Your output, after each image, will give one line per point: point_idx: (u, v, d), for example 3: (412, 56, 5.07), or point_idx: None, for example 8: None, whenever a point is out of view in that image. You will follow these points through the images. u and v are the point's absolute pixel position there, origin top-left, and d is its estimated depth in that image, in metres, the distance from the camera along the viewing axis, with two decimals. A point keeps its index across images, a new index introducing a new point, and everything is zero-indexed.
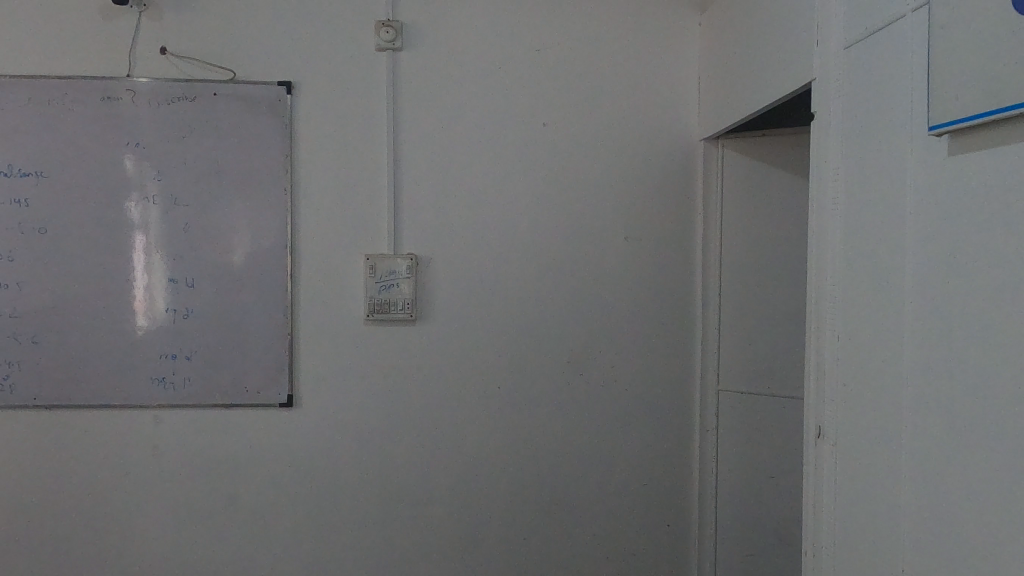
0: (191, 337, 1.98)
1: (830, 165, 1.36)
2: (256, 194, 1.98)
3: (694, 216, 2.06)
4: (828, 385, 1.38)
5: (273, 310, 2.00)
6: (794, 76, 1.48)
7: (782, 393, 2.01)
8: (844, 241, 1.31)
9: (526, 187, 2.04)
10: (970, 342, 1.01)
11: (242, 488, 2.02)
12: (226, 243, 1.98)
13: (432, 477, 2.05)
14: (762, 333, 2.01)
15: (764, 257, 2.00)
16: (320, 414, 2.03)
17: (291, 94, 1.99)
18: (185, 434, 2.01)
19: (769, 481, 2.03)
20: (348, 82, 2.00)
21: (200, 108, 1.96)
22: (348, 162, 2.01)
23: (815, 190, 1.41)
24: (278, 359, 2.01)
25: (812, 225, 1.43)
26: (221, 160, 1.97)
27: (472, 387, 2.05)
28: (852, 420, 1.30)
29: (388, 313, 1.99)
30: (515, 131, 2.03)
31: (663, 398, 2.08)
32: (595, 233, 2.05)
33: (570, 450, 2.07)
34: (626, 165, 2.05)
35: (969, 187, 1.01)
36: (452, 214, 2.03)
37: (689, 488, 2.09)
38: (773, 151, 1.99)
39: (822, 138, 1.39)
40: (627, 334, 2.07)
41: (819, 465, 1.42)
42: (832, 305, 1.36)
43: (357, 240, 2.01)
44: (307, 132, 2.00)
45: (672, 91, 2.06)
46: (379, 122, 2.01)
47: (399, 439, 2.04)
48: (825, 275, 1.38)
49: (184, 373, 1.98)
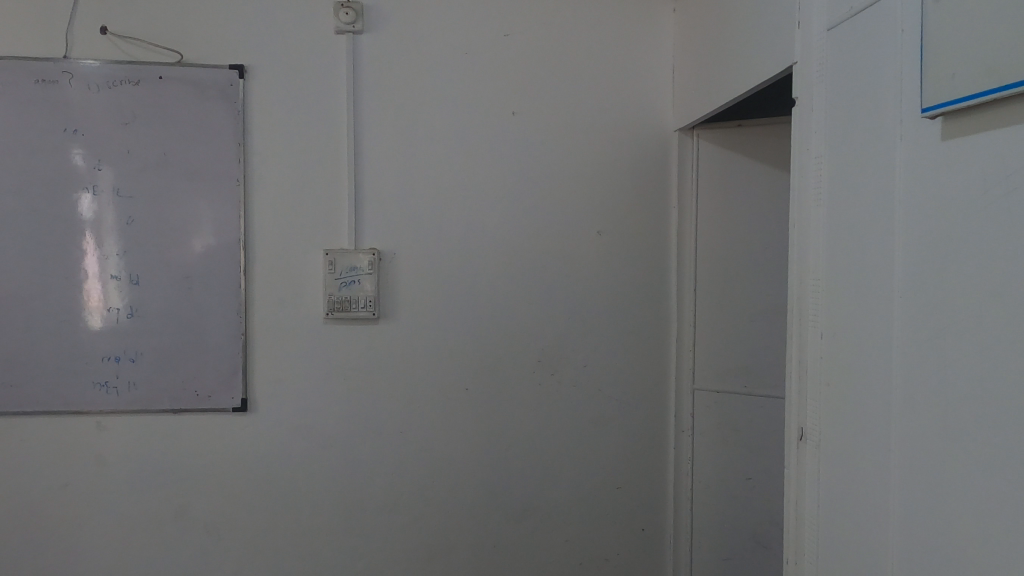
0: (136, 338, 1.86)
1: (813, 154, 1.26)
2: (206, 186, 1.86)
3: (671, 209, 1.96)
4: (810, 388, 1.28)
5: (225, 309, 1.88)
6: (774, 59, 1.38)
7: (759, 390, 1.90)
8: (827, 234, 1.22)
9: (494, 178, 1.93)
10: (964, 347, 0.91)
11: (193, 497, 1.91)
12: (175, 238, 1.86)
13: (396, 484, 1.94)
14: (742, 331, 1.91)
15: (745, 251, 1.90)
16: (276, 419, 1.91)
17: (243, 79, 1.86)
18: (130, 440, 1.89)
19: (746, 484, 1.92)
20: (305, 67, 1.88)
21: (145, 93, 1.83)
22: (305, 152, 1.89)
23: (797, 180, 1.31)
24: (230, 361, 1.89)
25: (793, 218, 1.32)
26: (168, 148, 1.84)
27: (438, 389, 1.94)
28: (835, 425, 1.20)
29: (348, 312, 1.88)
30: (482, 120, 1.92)
31: (638, 398, 1.98)
32: (567, 227, 1.95)
33: (541, 454, 1.97)
34: (601, 156, 1.95)
35: (965, 173, 0.90)
36: (416, 207, 1.92)
37: (665, 490, 2.00)
38: (753, 140, 1.88)
39: (804, 125, 1.29)
40: (600, 331, 1.97)
41: (801, 468, 1.32)
42: (814, 304, 1.26)
43: (314, 234, 1.90)
44: (260, 120, 1.88)
45: (648, 78, 1.95)
46: (339, 109, 1.89)
47: (361, 444, 1.93)
48: (807, 272, 1.28)
49: (129, 376, 1.86)
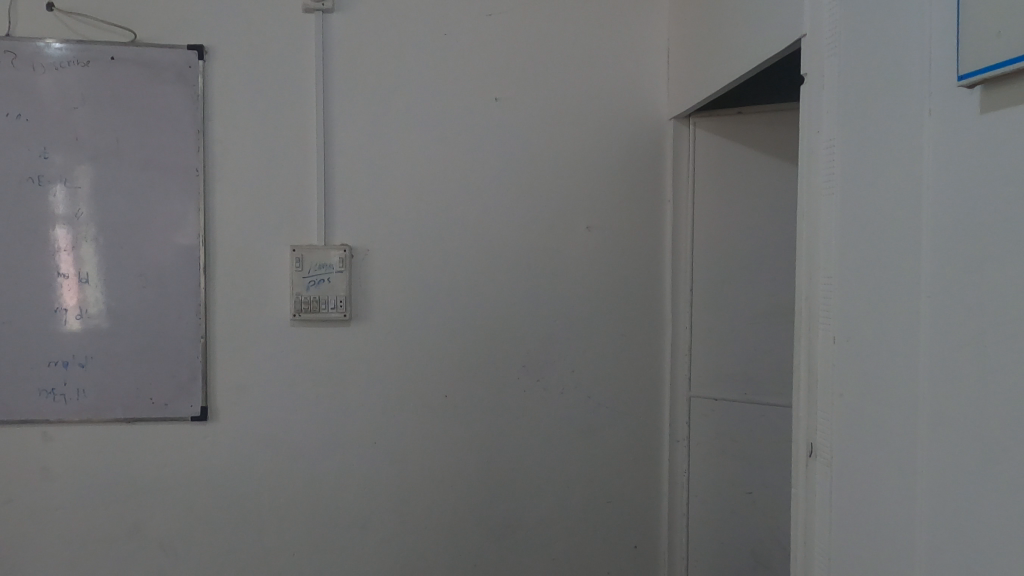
0: (86, 341, 1.71)
1: (824, 137, 1.11)
2: (162, 175, 1.72)
3: (666, 202, 1.83)
4: (819, 399, 1.12)
5: (182, 310, 1.74)
6: (779, 33, 1.23)
7: (760, 398, 1.76)
8: (841, 226, 1.07)
9: (475, 169, 1.80)
10: (1007, 354, 0.77)
11: (148, 512, 1.77)
12: (129, 234, 1.72)
13: (369, 499, 1.81)
14: (742, 335, 1.77)
15: (746, 248, 1.76)
16: (239, 429, 1.78)
17: (203, 60, 1.73)
18: (79, 451, 1.75)
19: (746, 498, 1.78)
20: (272, 48, 1.74)
21: (95, 75, 1.69)
22: (271, 140, 1.75)
23: (804, 167, 1.16)
24: (188, 366, 1.75)
25: (800, 209, 1.17)
26: (121, 136, 1.70)
27: (416, 396, 1.80)
28: (849, 441, 1.05)
29: (317, 312, 1.74)
30: (462, 106, 1.79)
31: (630, 404, 1.85)
32: (554, 221, 1.82)
33: (526, 467, 1.84)
34: (589, 147, 1.82)
35: (1012, 150, 0.76)
36: (392, 200, 1.78)
37: (658, 504, 1.86)
38: (754, 129, 1.75)
39: (814, 104, 1.14)
40: (588, 334, 1.83)
41: (808, 489, 1.15)
42: (826, 305, 1.10)
43: (281, 229, 1.76)
44: (221, 106, 1.74)
45: (641, 62, 1.82)
46: (308, 94, 1.76)
47: (332, 455, 1.79)
48: (816, 270, 1.13)
49: (78, 383, 1.72)
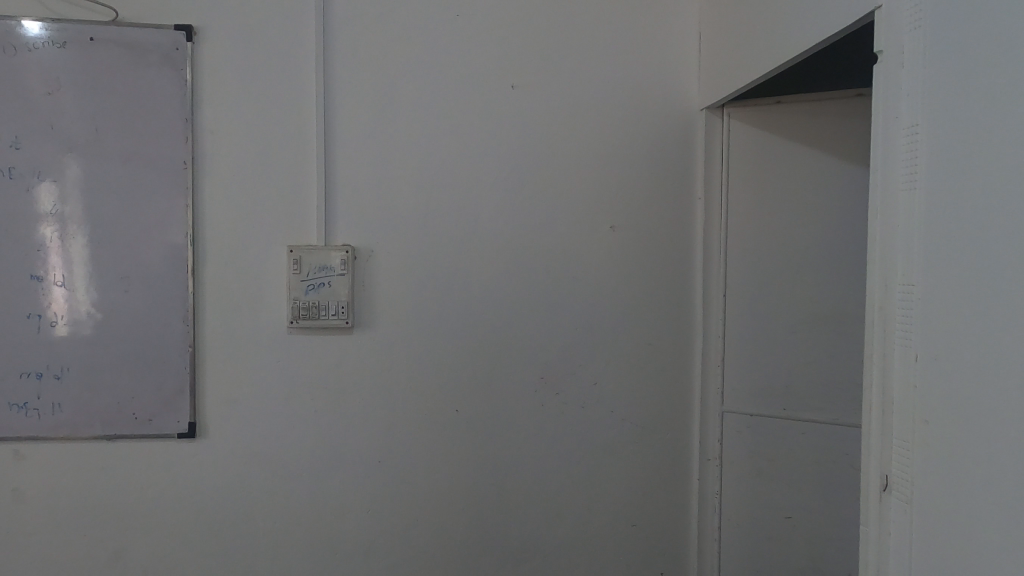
0: (61, 351, 1.56)
1: (904, 123, 0.96)
2: (146, 169, 1.57)
3: (696, 200, 1.68)
4: (897, 426, 0.98)
5: (168, 317, 1.59)
6: (845, 7, 1.07)
7: (800, 414, 1.61)
8: (925, 225, 0.92)
9: (489, 163, 1.65)
10: None
11: (131, 538, 1.62)
12: (110, 234, 1.56)
13: (372, 523, 1.66)
14: (782, 346, 1.62)
15: (787, 251, 1.61)
16: (231, 447, 1.63)
17: (191, 42, 1.58)
18: (55, 471, 1.60)
19: (785, 523, 1.63)
20: (267, 29, 1.59)
21: (73, 57, 1.54)
22: (265, 130, 1.60)
23: (878, 158, 1.01)
24: (175, 378, 1.60)
25: (873, 206, 1.02)
26: (101, 125, 1.55)
27: (424, 410, 1.66)
28: (934, 475, 0.91)
29: (316, 319, 1.59)
30: (475, 93, 1.64)
31: (656, 420, 1.70)
32: (574, 219, 1.67)
33: (543, 489, 1.69)
34: (613, 140, 1.67)
35: None
36: (398, 196, 1.63)
37: (686, 528, 1.71)
38: (796, 120, 1.59)
39: (891, 85, 0.98)
40: (611, 343, 1.69)
41: (881, 527, 1.01)
42: (907, 316, 0.95)
43: (277, 228, 1.61)
44: (211, 92, 1.59)
45: (669, 47, 1.67)
46: (306, 80, 1.60)
47: (332, 475, 1.65)
48: (894, 276, 0.98)
49: (53, 397, 1.57)
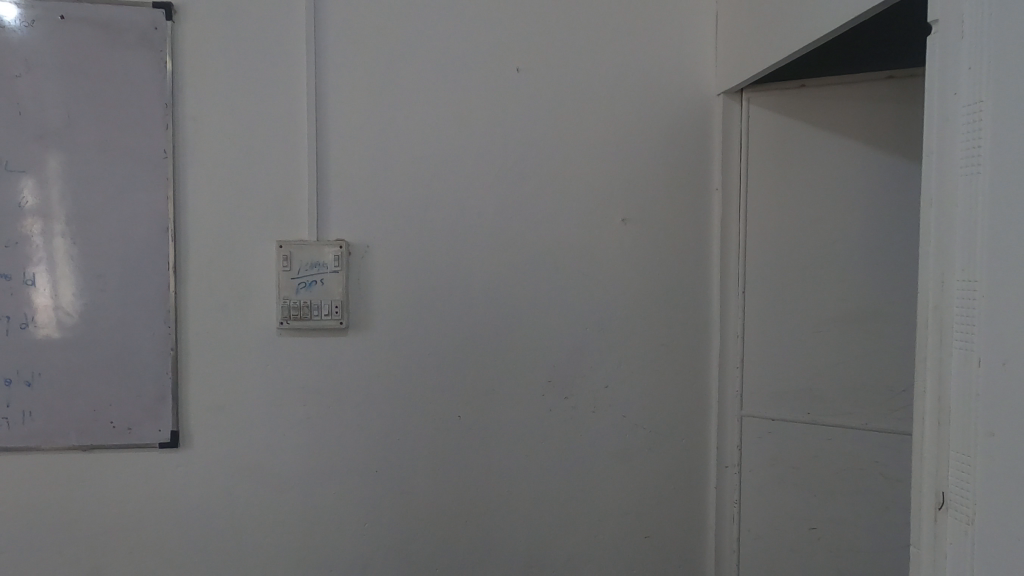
0: (32, 356, 1.45)
1: (964, 100, 0.86)
2: (124, 158, 1.45)
3: (713, 191, 1.58)
4: (955, 437, 0.88)
5: (149, 319, 1.48)
6: None
7: (826, 420, 1.51)
8: (992, 216, 0.82)
9: (492, 152, 1.54)
10: None
11: (110, 555, 1.51)
12: (84, 229, 1.45)
13: (369, 538, 1.55)
14: (805, 347, 1.52)
15: (810, 246, 1.51)
16: (218, 457, 1.52)
17: (171, 21, 1.46)
18: (28, 485, 1.48)
19: (810, 535, 1.54)
20: (254, 9, 1.48)
21: (42, 37, 1.42)
22: (253, 118, 1.49)
23: (932, 141, 0.91)
24: (158, 384, 1.49)
25: (927, 194, 0.92)
26: (74, 111, 1.44)
27: (425, 417, 1.55)
28: (1000, 494, 0.81)
29: (309, 320, 1.48)
30: (478, 79, 1.53)
31: (671, 425, 1.60)
32: (584, 213, 1.57)
33: (550, 500, 1.59)
34: (624, 128, 1.57)
35: None
36: (395, 188, 1.52)
37: (703, 540, 1.62)
38: (820, 105, 1.49)
39: (948, 59, 0.88)
40: (623, 344, 1.58)
41: (935, 550, 0.91)
42: (969, 317, 0.85)
43: (265, 222, 1.50)
44: (194, 77, 1.48)
45: (684, 28, 1.56)
46: (296, 64, 1.50)
47: (327, 487, 1.54)
48: (951, 272, 0.88)
49: (24, 404, 1.45)
